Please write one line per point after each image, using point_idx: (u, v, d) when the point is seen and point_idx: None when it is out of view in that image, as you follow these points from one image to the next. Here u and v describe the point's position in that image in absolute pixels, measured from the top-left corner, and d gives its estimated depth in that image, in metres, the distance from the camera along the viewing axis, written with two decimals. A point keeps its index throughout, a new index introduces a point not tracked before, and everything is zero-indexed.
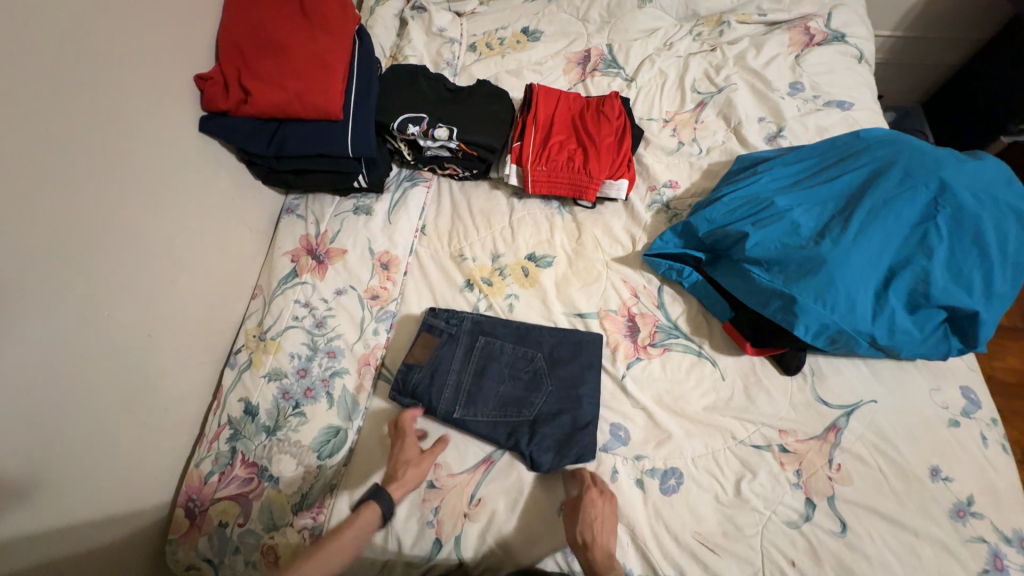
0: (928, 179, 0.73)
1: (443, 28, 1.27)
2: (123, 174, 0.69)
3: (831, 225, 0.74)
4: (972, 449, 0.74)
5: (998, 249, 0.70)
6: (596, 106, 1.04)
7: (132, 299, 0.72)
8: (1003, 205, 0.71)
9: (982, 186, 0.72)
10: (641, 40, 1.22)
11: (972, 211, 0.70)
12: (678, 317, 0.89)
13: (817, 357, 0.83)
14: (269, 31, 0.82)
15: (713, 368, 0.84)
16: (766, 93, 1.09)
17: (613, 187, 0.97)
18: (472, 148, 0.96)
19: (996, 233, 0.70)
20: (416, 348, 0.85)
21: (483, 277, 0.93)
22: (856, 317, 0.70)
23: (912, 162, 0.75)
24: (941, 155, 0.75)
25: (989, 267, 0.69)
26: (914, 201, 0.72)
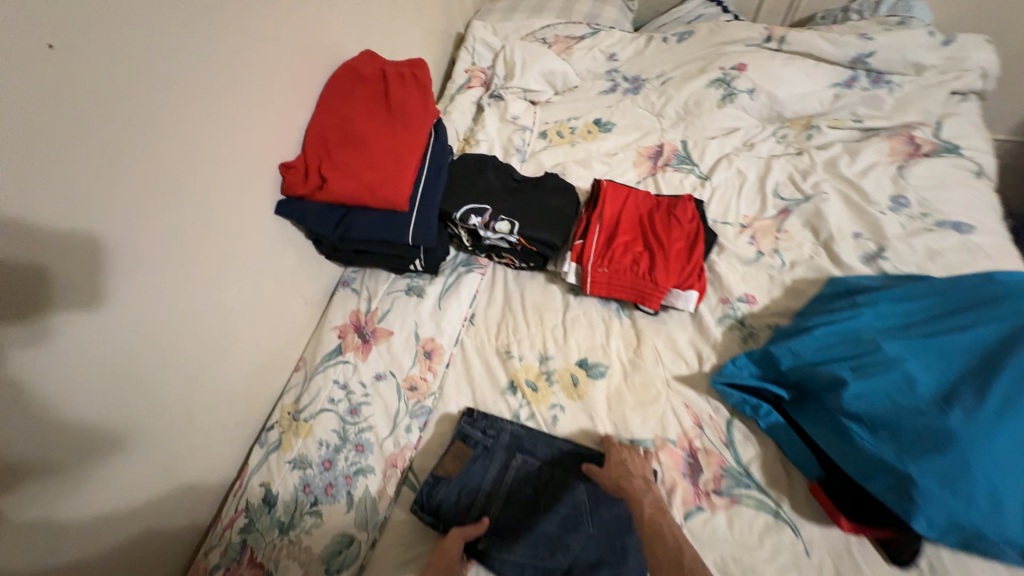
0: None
1: (517, 115, 1.31)
2: (196, 254, 0.72)
3: (962, 389, 0.61)
4: None
5: None
6: (666, 207, 0.99)
7: (177, 375, 0.72)
8: None
9: None
10: (719, 138, 1.18)
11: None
12: (750, 461, 0.75)
13: (940, 551, 0.64)
14: (353, 125, 0.87)
15: (794, 538, 0.68)
16: (863, 206, 0.98)
17: (680, 298, 0.89)
18: (531, 244, 0.94)
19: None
20: (447, 459, 0.79)
21: (528, 381, 0.86)
22: (1003, 519, 0.54)
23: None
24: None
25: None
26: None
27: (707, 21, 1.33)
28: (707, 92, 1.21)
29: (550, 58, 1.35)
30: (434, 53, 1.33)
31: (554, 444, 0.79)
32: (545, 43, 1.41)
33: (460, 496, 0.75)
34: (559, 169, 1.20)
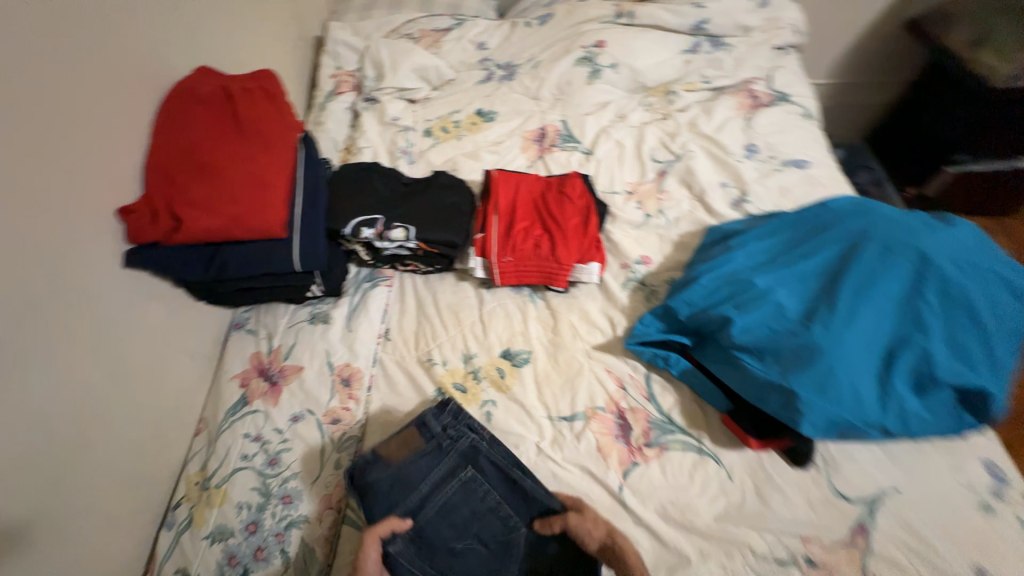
0: (907, 251, 0.70)
1: (397, 116, 1.26)
2: (35, 337, 0.59)
3: (817, 305, 0.70)
4: (1012, 539, 0.67)
5: (991, 319, 0.66)
6: (557, 187, 1.02)
7: (40, 484, 0.60)
8: (986, 272, 0.69)
9: (962, 255, 0.70)
10: (594, 114, 1.24)
11: (959, 283, 0.67)
12: (671, 408, 0.82)
13: (826, 443, 0.76)
14: (203, 152, 0.77)
15: (718, 467, 0.76)
16: (723, 158, 1.09)
17: (583, 272, 0.92)
18: (432, 246, 0.91)
19: (988, 304, 0.67)
20: (394, 443, 0.75)
21: (456, 384, 0.85)
22: (863, 407, 0.64)
23: (886, 233, 0.73)
24: (913, 223, 0.74)
25: (989, 341, 0.66)
26: (898, 276, 0.69)
27: (564, 3, 1.38)
28: (576, 71, 1.26)
29: (419, 54, 1.31)
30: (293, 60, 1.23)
31: (515, 480, 0.74)
32: (411, 39, 1.37)
33: (391, 488, 0.72)
34: (450, 165, 1.18)
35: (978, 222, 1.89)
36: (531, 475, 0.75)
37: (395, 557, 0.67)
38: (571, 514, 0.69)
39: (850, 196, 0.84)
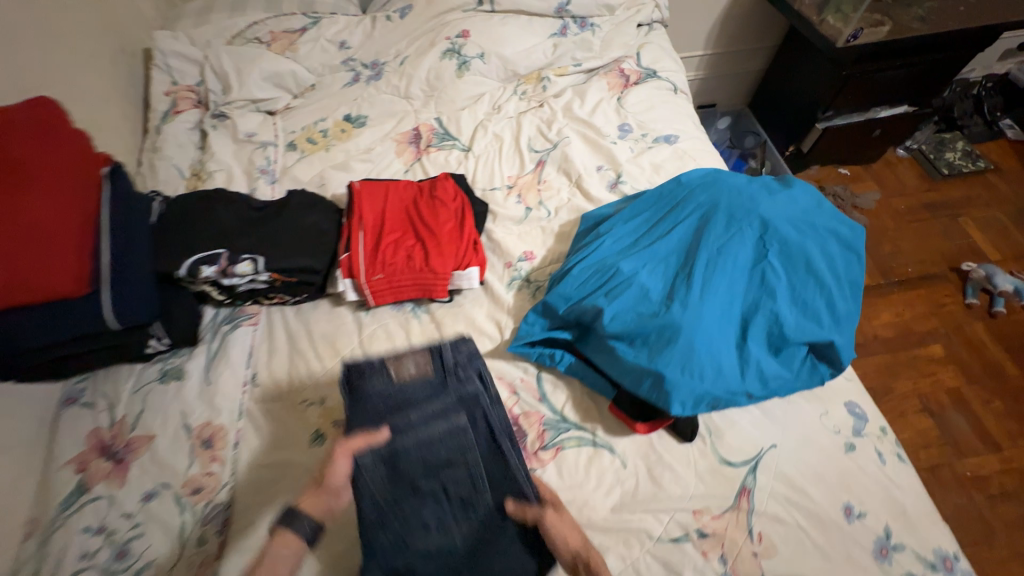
0: (751, 219, 0.72)
1: (252, 132, 1.14)
2: None
3: (676, 284, 0.70)
4: (872, 471, 0.72)
5: (830, 274, 0.70)
6: (429, 192, 0.96)
7: None
8: (820, 230, 0.73)
9: (798, 216, 0.73)
10: (469, 108, 1.19)
11: (798, 245, 0.70)
12: (564, 406, 0.80)
13: (709, 413, 0.77)
14: None
15: (612, 457, 0.75)
16: (598, 141, 1.09)
17: (464, 278, 0.88)
18: (289, 274, 0.82)
19: (825, 260, 0.71)
20: (409, 361, 0.69)
21: (337, 421, 0.78)
22: (725, 380, 0.65)
23: (733, 203, 0.74)
24: (755, 191, 0.76)
25: (830, 295, 0.69)
26: (744, 244, 0.71)
27: None
28: (443, 65, 1.20)
29: (270, 60, 1.18)
30: (112, 77, 1.06)
31: (503, 449, 0.67)
32: (260, 43, 1.23)
33: (382, 402, 0.65)
34: (318, 180, 1.08)
35: (851, 170, 2.07)
36: (519, 453, 0.68)
37: (362, 471, 0.60)
38: (549, 510, 0.63)
39: (704, 169, 0.86)
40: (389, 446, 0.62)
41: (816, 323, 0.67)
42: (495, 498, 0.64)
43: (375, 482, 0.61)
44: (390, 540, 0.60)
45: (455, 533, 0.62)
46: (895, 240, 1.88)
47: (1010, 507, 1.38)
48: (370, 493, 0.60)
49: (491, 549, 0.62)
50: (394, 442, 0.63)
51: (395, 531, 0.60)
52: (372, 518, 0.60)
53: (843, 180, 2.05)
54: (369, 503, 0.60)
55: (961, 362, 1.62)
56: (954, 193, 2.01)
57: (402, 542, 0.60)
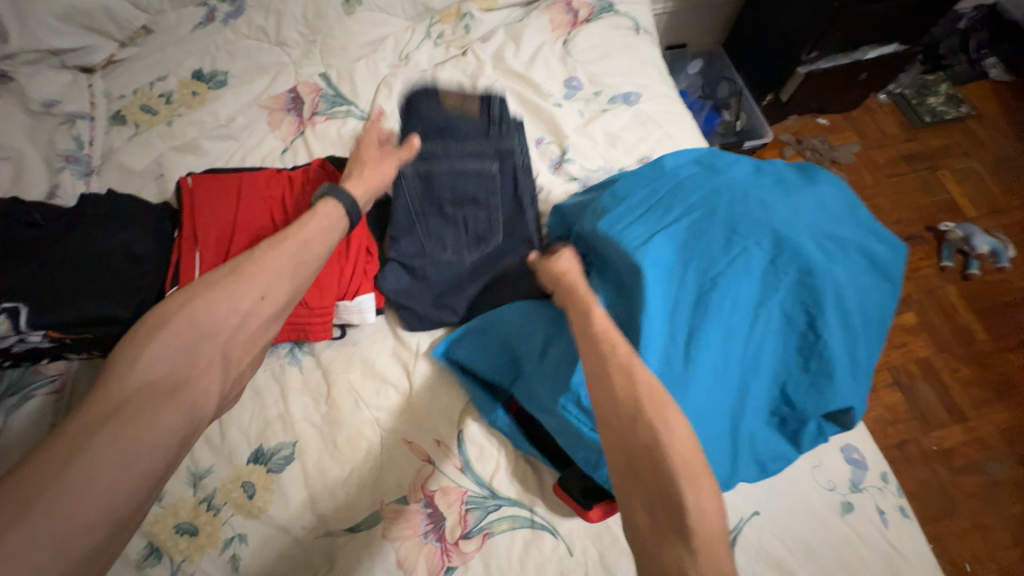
0: (760, 233, 0.52)
1: (54, 100, 0.81)
2: None
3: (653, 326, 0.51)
4: (872, 538, 0.58)
5: (858, 311, 0.52)
6: (301, 186, 0.70)
7: None
8: (850, 247, 0.53)
9: (821, 227, 0.53)
10: (366, 59, 0.89)
11: (821, 273, 0.50)
12: (494, 475, 0.62)
13: None
14: None
15: (555, 541, 0.59)
16: (536, 103, 0.82)
17: (352, 311, 0.65)
18: (78, 330, 0.56)
19: (855, 294, 0.52)
20: (458, 98, 0.74)
21: (180, 526, 0.57)
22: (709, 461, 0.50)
23: (734, 209, 0.54)
24: (764, 190, 0.56)
25: (855, 344, 0.52)
26: (747, 271, 0.51)
27: None
28: None
29: None
30: None
31: (522, 206, 0.72)
32: None
33: (433, 124, 0.72)
34: (153, 168, 0.78)
35: (830, 120, 1.87)
36: (535, 213, 0.73)
37: (402, 177, 0.70)
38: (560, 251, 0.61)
39: (699, 150, 0.64)
40: (425, 164, 0.71)
41: (835, 385, 0.50)
42: (510, 238, 0.71)
43: (412, 195, 0.70)
44: (410, 241, 0.69)
45: (466, 258, 0.70)
46: (872, 198, 1.74)
47: (971, 478, 1.35)
48: (403, 201, 0.70)
49: (495, 275, 0.70)
50: (429, 165, 0.71)
51: (416, 237, 0.69)
52: (400, 220, 0.69)
53: (821, 131, 1.85)
54: (403, 210, 0.69)
55: (933, 330, 1.55)
56: (933, 142, 1.86)
57: (417, 246, 0.69)
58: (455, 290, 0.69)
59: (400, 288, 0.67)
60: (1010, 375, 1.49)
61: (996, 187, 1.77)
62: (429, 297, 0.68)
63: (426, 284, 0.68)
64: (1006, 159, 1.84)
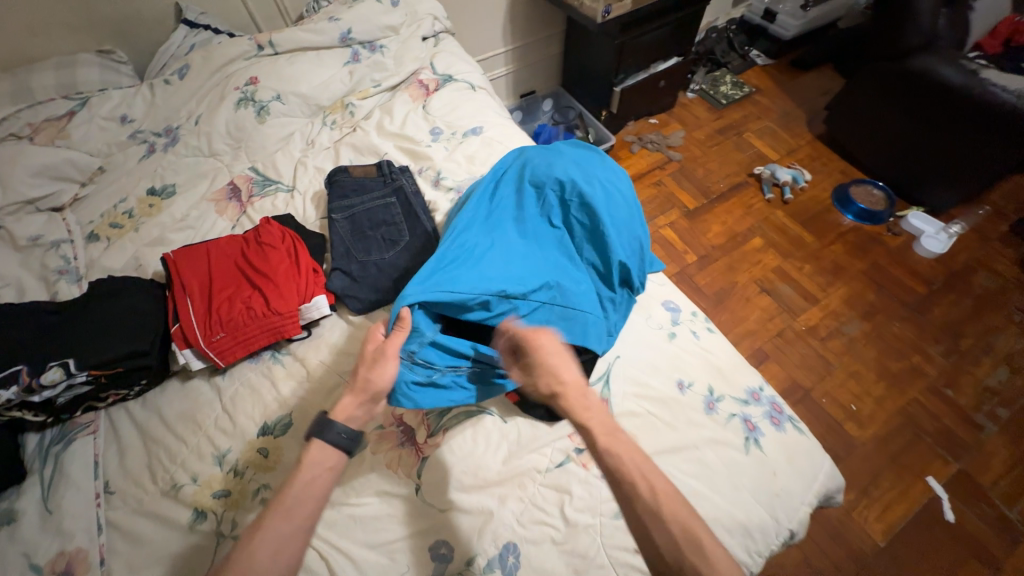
0: (551, 181, 0.85)
1: (37, 235, 1.02)
2: None
3: None
4: (691, 348, 0.88)
5: (622, 209, 0.85)
6: (255, 240, 0.95)
7: None
8: (606, 175, 0.88)
9: (587, 167, 0.87)
10: (282, 150, 1.19)
11: (592, 193, 0.83)
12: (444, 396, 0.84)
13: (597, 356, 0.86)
14: None
15: (493, 418, 0.82)
16: (413, 148, 1.16)
17: (313, 309, 0.89)
18: (113, 365, 0.76)
19: (617, 196, 0.85)
20: (363, 168, 1.09)
21: (216, 492, 0.75)
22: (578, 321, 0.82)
23: (533, 173, 0.87)
24: (550, 156, 0.89)
25: (627, 227, 0.85)
26: (550, 210, 0.85)
27: (199, 49, 1.26)
28: (241, 115, 1.19)
29: (36, 153, 1.07)
30: None
31: (417, 214, 1.03)
32: (20, 139, 1.11)
33: (348, 186, 1.06)
34: (133, 263, 1.01)
35: (658, 118, 2.42)
36: (428, 216, 1.03)
37: (333, 220, 1.01)
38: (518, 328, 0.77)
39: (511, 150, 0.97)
40: (348, 210, 1.03)
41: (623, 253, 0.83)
42: (414, 235, 1.00)
43: (342, 229, 1.01)
44: (347, 256, 0.97)
45: (387, 256, 0.98)
46: (705, 164, 2.25)
47: (835, 341, 1.74)
48: (338, 234, 1.00)
49: (408, 263, 0.96)
50: (349, 209, 1.03)
51: (349, 253, 0.98)
52: (337, 245, 0.99)
53: (655, 128, 2.39)
54: (338, 240, 0.99)
55: (776, 244, 2.00)
56: (735, 115, 2.46)
57: (351, 258, 0.97)
58: (384, 277, 0.95)
59: (345, 287, 0.94)
60: (838, 260, 1.94)
61: (786, 135, 2.37)
62: (366, 287, 0.94)
63: (362, 279, 0.95)
64: (787, 115, 2.46)
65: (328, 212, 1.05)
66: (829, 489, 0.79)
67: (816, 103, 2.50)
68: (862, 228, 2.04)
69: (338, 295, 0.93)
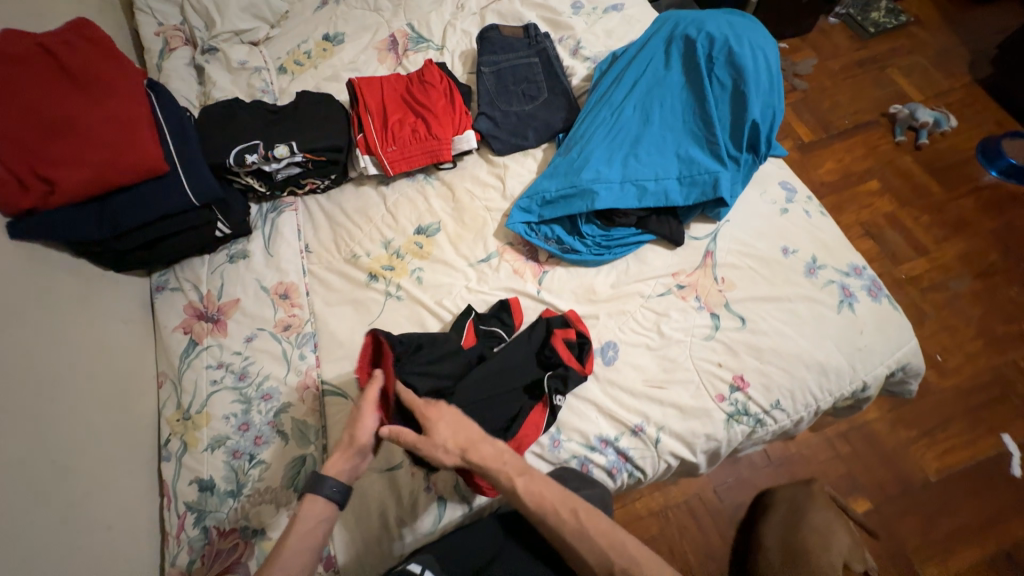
0: (701, 38, 0.90)
1: (244, 61, 1.23)
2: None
3: (648, 111, 0.93)
4: (802, 223, 0.94)
5: (766, 72, 0.89)
6: (418, 79, 1.10)
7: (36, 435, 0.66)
8: (758, 36, 0.90)
9: (741, 26, 0.90)
10: (435, 11, 1.30)
11: (741, 51, 0.88)
12: (560, 274, 0.94)
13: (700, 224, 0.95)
14: (59, 104, 0.79)
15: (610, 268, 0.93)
16: (556, 18, 1.22)
17: (463, 141, 1.04)
18: (319, 154, 0.98)
19: (764, 59, 0.89)
20: (511, 28, 1.18)
21: (384, 265, 0.96)
22: (700, 173, 0.89)
23: (684, 31, 0.93)
24: (705, 15, 0.93)
25: (766, 90, 0.89)
26: (695, 65, 0.91)
27: None
28: None
29: None
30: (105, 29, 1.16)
31: (557, 73, 1.11)
32: None
33: (495, 44, 1.16)
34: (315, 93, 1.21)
35: (790, 42, 2.23)
36: (566, 77, 1.12)
37: (481, 70, 1.13)
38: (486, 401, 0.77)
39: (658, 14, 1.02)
40: (494, 64, 1.14)
41: (757, 113, 0.88)
42: (553, 93, 1.10)
43: (488, 80, 1.12)
44: (491, 103, 1.09)
45: (527, 108, 1.09)
46: (833, 97, 2.08)
47: (938, 294, 1.66)
48: (484, 84, 1.12)
49: (546, 115, 1.07)
50: (496, 64, 1.13)
51: (494, 100, 1.10)
52: (484, 93, 1.11)
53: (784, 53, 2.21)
54: (484, 88, 1.11)
55: (896, 191, 1.86)
56: (881, 47, 2.19)
57: (496, 105, 1.09)
58: (523, 125, 1.07)
59: (488, 129, 1.07)
60: (964, 217, 1.79)
61: (939, 74, 2.10)
62: (507, 131, 1.06)
63: (504, 124, 1.07)
64: (947, 52, 2.16)
65: (476, 66, 1.16)
66: (909, 362, 0.86)
67: (988, 42, 2.17)
68: (1004, 187, 1.84)
69: (483, 134, 1.07)
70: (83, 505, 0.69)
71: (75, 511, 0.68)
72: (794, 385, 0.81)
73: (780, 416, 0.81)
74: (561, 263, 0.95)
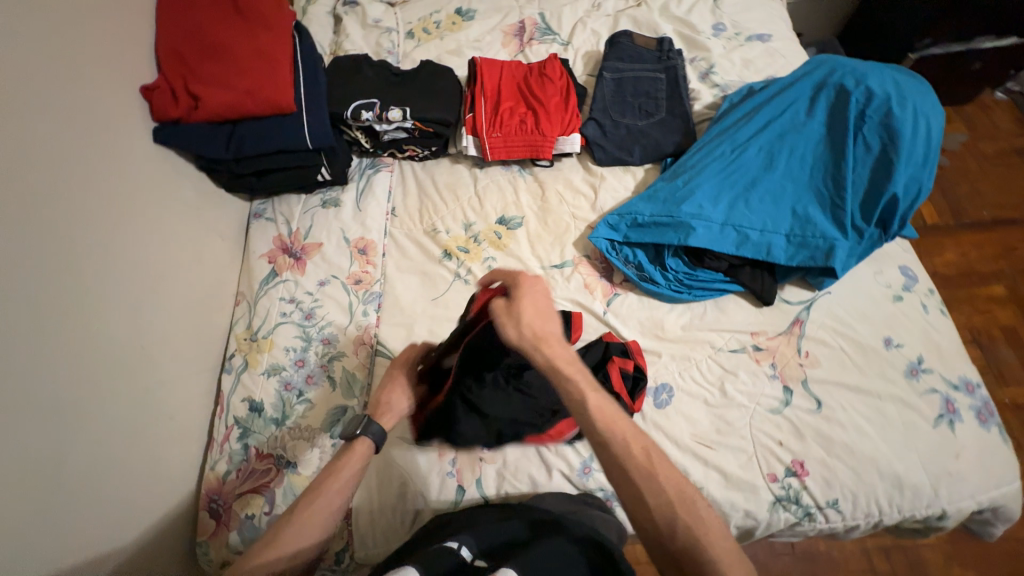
0: (858, 92, 0.84)
1: (378, 19, 1.28)
2: (126, 212, 0.75)
3: (774, 156, 0.87)
4: (915, 317, 0.84)
5: (923, 143, 0.81)
6: (538, 71, 1.09)
7: (132, 321, 0.73)
8: (923, 104, 0.82)
9: (907, 90, 0.83)
10: (570, 5, 1.28)
11: (900, 115, 0.81)
12: (631, 301, 0.90)
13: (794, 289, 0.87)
14: (221, 34, 0.88)
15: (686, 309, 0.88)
16: (693, 37, 1.16)
17: (566, 143, 1.02)
18: (427, 125, 1.00)
19: (924, 129, 0.81)
20: (644, 39, 1.14)
21: (460, 246, 0.97)
22: (813, 236, 0.82)
23: (839, 81, 0.87)
24: (866, 69, 0.86)
25: (916, 163, 0.81)
26: (843, 119, 0.84)
27: None
28: None
29: None
30: None
31: (681, 95, 1.06)
32: None
33: (624, 51, 1.12)
34: None
35: None
36: (689, 101, 1.06)
37: (603, 75, 1.10)
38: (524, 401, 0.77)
39: (813, 56, 0.95)
40: (617, 71, 1.10)
41: (900, 186, 0.80)
42: (671, 114, 1.05)
43: (607, 86, 1.09)
44: (604, 110, 1.06)
45: (639, 124, 1.05)
46: (976, 182, 1.84)
47: None
48: (602, 89, 1.09)
49: (658, 136, 1.03)
50: (620, 72, 1.10)
51: (608, 108, 1.07)
52: (599, 98, 1.08)
53: None
54: (601, 93, 1.08)
55: None
56: None
57: (608, 114, 1.06)
58: (631, 140, 1.03)
59: (594, 136, 1.04)
60: None
61: None
62: (612, 142, 1.03)
63: (611, 134, 1.04)
64: None
65: (598, 69, 1.14)
66: (1005, 506, 0.74)
67: None
68: None
69: (587, 140, 1.04)
70: (156, 393, 0.76)
71: (148, 397, 0.74)
72: (859, 490, 0.73)
73: (835, 517, 0.73)
74: (635, 289, 0.91)
